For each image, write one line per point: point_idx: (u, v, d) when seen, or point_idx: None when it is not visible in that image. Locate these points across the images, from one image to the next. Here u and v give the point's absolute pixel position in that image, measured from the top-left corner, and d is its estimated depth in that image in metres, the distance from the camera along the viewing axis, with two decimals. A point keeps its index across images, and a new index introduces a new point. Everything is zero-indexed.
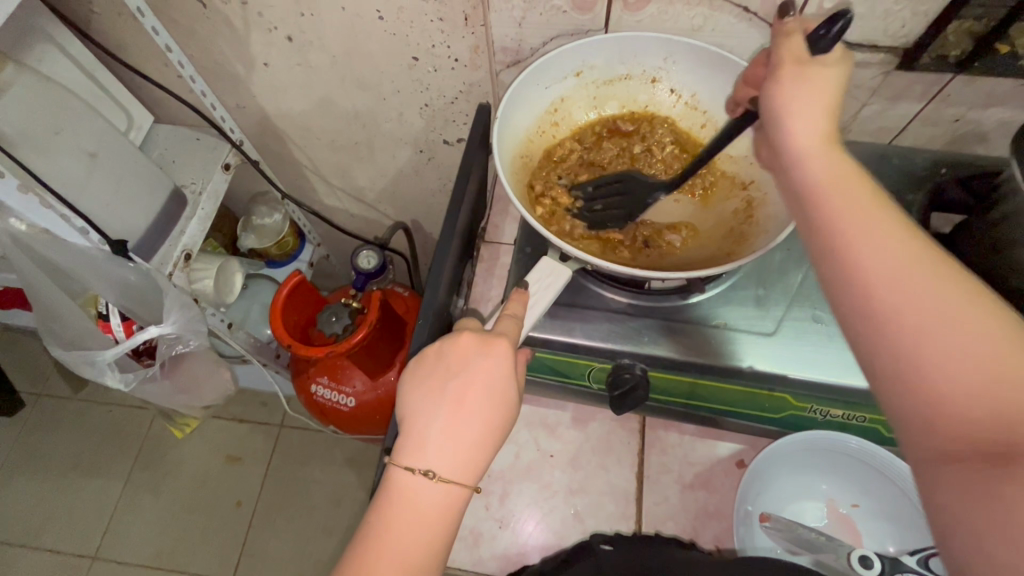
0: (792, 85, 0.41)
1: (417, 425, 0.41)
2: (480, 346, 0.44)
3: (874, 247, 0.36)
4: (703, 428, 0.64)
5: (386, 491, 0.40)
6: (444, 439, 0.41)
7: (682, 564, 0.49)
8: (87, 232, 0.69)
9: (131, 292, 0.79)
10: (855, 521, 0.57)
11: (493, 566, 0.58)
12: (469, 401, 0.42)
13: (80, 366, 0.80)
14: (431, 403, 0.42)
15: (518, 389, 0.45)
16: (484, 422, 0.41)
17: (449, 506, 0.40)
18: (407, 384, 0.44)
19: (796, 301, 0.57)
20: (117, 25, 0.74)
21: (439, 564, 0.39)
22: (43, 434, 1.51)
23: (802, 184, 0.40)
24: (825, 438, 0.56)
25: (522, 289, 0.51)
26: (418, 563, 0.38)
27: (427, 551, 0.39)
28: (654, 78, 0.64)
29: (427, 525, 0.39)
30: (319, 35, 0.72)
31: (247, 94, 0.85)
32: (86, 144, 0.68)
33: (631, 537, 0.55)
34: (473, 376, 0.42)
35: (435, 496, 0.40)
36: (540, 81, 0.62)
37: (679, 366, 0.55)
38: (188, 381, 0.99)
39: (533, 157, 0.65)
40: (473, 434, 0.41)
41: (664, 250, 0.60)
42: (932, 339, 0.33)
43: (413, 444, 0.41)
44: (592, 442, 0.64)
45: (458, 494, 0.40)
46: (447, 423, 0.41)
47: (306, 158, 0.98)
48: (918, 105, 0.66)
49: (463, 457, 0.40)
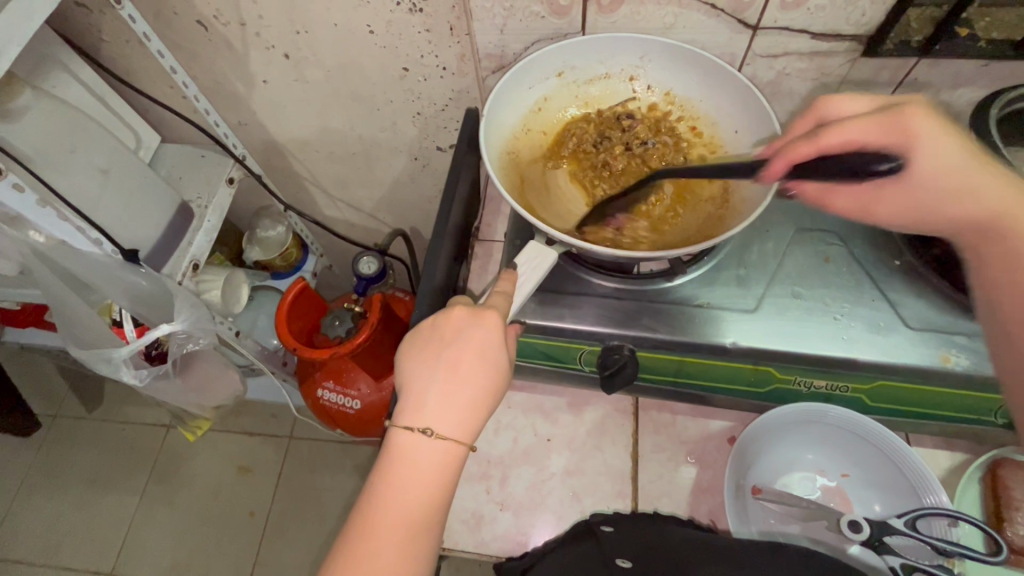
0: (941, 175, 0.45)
1: (415, 388, 0.44)
2: (472, 317, 0.46)
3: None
4: (695, 407, 0.66)
5: (387, 452, 0.42)
6: (440, 400, 0.43)
7: (680, 536, 0.50)
8: (100, 242, 0.73)
9: (142, 298, 0.81)
10: (846, 491, 0.59)
11: (494, 547, 0.59)
12: (463, 366, 0.44)
13: (95, 364, 0.81)
14: (427, 369, 0.44)
15: (511, 358, 0.48)
16: (477, 383, 0.44)
17: (447, 462, 0.42)
18: (405, 355, 0.46)
19: (775, 279, 0.59)
20: (126, 50, 0.79)
21: (438, 516, 0.41)
22: (59, 454, 1.55)
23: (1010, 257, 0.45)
24: (808, 409, 0.58)
25: (508, 272, 0.54)
26: (418, 515, 0.41)
27: (427, 504, 0.41)
28: (631, 76, 0.68)
29: (427, 481, 0.41)
30: (314, 53, 0.77)
31: (250, 111, 0.90)
32: (98, 161, 0.72)
33: (627, 516, 0.57)
34: (466, 342, 0.44)
35: (434, 454, 0.42)
36: (523, 82, 0.66)
37: (665, 346, 0.58)
38: (197, 386, 1.02)
39: (519, 153, 0.67)
40: (467, 395, 0.43)
41: (665, 231, 0.63)
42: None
43: (410, 407, 0.43)
44: (588, 424, 0.66)
45: (454, 451, 0.42)
46: (443, 387, 0.43)
47: (306, 171, 1.02)
48: (888, 90, 0.69)
49: (459, 416, 0.43)
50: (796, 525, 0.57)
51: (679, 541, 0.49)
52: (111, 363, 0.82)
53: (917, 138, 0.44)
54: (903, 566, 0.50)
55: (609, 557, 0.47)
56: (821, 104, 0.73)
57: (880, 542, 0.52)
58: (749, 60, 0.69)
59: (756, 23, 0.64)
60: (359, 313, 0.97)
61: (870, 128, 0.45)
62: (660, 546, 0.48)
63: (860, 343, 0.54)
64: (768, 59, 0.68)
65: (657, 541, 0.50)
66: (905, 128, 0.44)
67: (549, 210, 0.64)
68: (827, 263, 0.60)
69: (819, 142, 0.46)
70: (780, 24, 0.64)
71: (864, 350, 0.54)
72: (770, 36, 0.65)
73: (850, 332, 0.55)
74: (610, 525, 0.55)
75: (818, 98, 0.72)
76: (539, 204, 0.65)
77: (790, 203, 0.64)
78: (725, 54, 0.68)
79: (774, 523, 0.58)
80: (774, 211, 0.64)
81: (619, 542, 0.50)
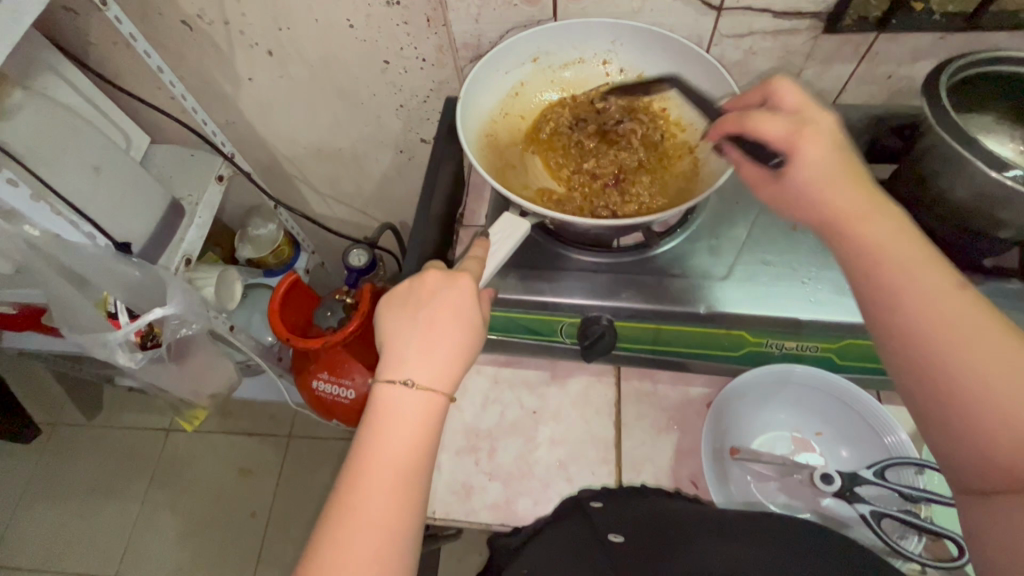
0: (817, 176, 0.45)
1: (395, 345, 0.46)
2: (447, 279, 0.49)
3: (925, 306, 0.40)
4: (676, 375, 0.68)
5: (372, 405, 0.44)
6: (418, 354, 0.45)
7: (671, 510, 0.51)
8: (94, 237, 0.75)
9: (137, 290, 0.82)
10: (815, 446, 0.61)
11: (484, 515, 0.61)
12: (439, 323, 0.46)
13: (94, 347, 0.84)
14: (407, 327, 0.47)
15: (486, 319, 0.50)
16: (454, 338, 0.46)
17: (428, 411, 0.44)
18: (383, 319, 0.49)
19: (745, 248, 0.62)
20: (113, 52, 0.81)
21: (425, 463, 0.43)
22: (60, 461, 1.56)
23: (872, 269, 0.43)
24: (778, 371, 0.61)
25: (483, 242, 0.56)
26: (404, 461, 0.42)
27: (414, 450, 0.43)
28: (604, 61, 0.70)
29: (411, 430, 0.43)
30: (297, 49, 0.79)
31: (237, 110, 0.92)
32: (89, 158, 0.74)
33: (616, 490, 0.57)
34: (441, 301, 0.47)
35: (416, 403, 0.44)
36: (500, 67, 0.68)
37: (642, 315, 0.60)
38: (191, 375, 1.04)
39: (498, 136, 0.69)
40: (445, 349, 0.46)
41: (638, 205, 0.65)
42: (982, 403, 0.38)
43: (392, 362, 0.45)
44: (572, 396, 0.68)
45: (435, 400, 0.44)
46: (421, 342, 0.46)
47: (294, 168, 1.04)
48: (851, 66, 0.72)
49: (438, 367, 0.45)
50: (774, 483, 0.60)
51: (673, 514, 0.50)
52: (108, 346, 0.84)
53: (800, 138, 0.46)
54: (872, 513, 0.53)
55: (602, 534, 0.48)
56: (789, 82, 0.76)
57: (850, 492, 0.55)
58: (715, 41, 0.71)
59: (720, 4, 0.66)
60: (351, 303, 0.99)
61: (771, 120, 0.47)
62: (651, 521, 0.49)
63: (828, 304, 0.56)
64: (735, 39, 0.71)
65: (651, 515, 0.50)
66: (795, 129, 0.46)
67: (526, 188, 0.67)
68: (795, 230, 0.62)
69: (740, 121, 0.48)
70: (744, 4, 0.66)
71: (831, 311, 0.56)
72: (734, 16, 0.68)
73: (818, 294, 0.57)
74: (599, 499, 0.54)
75: (785, 76, 0.75)
76: (516, 182, 0.67)
77: None
78: (693, 35, 0.71)
79: (752, 482, 0.60)
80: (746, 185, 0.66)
81: (613, 518, 0.50)
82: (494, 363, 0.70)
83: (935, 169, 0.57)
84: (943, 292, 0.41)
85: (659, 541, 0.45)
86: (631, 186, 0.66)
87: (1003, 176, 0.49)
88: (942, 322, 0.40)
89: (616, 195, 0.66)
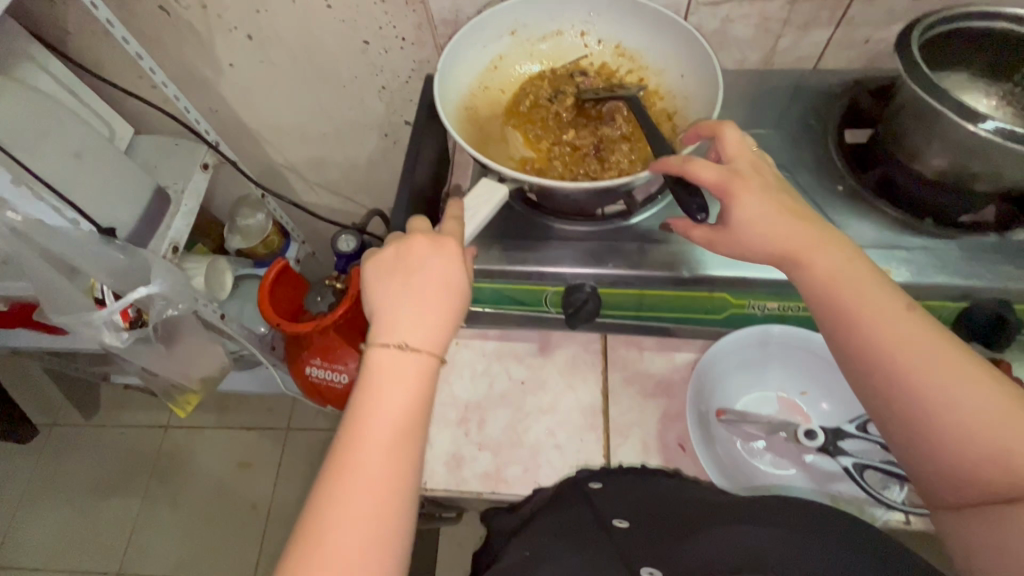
0: (758, 220, 0.49)
1: (387, 311, 0.46)
2: (434, 246, 0.49)
3: (879, 333, 0.44)
4: (662, 342, 0.69)
5: (366, 369, 0.44)
6: (412, 318, 0.45)
7: (676, 490, 0.52)
8: (78, 223, 0.76)
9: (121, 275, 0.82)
10: (801, 405, 0.62)
11: (475, 484, 0.62)
12: (429, 290, 0.47)
13: (78, 326, 0.85)
14: (397, 294, 0.47)
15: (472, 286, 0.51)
16: (444, 304, 0.47)
17: (422, 373, 0.44)
18: (372, 289, 0.49)
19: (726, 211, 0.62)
20: (92, 40, 0.81)
21: (422, 422, 0.43)
22: (60, 460, 1.56)
23: (828, 304, 0.47)
24: (763, 332, 0.62)
25: (460, 207, 0.55)
26: (403, 421, 0.42)
27: (411, 409, 0.42)
28: (582, 32, 0.71)
29: (407, 391, 0.43)
30: (276, 32, 0.79)
31: (219, 97, 0.92)
32: (70, 146, 0.74)
33: (616, 470, 0.57)
34: (430, 268, 0.48)
35: (410, 364, 0.43)
36: (478, 39, 0.68)
37: (625, 281, 0.60)
38: (183, 359, 1.06)
39: (478, 109, 0.69)
40: (436, 313, 0.46)
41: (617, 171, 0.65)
42: (967, 449, 0.40)
43: (384, 327, 0.45)
44: (560, 366, 0.69)
45: (429, 362, 0.44)
46: (413, 307, 0.46)
47: (280, 156, 1.04)
48: (828, 31, 0.72)
49: (431, 331, 0.45)
50: (760, 442, 0.60)
51: (675, 495, 0.50)
52: (93, 325, 0.85)
53: (737, 188, 0.49)
54: (855, 466, 0.55)
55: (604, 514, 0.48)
56: (767, 50, 0.76)
57: (833, 447, 0.57)
58: (692, 10, 0.72)
59: None
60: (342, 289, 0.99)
61: (705, 167, 0.50)
62: (656, 503, 0.49)
63: None
64: (711, 7, 0.71)
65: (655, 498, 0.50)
66: (728, 179, 0.50)
67: (505, 160, 0.67)
68: None
69: (674, 168, 0.52)
70: None
71: None
72: None
73: None
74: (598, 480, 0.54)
75: (763, 44, 0.75)
76: (495, 155, 0.67)
77: None
78: (670, 5, 0.71)
79: (739, 442, 0.60)
80: None
81: (613, 495, 0.51)
82: (482, 336, 0.71)
83: (910, 126, 0.57)
84: (892, 319, 0.44)
85: (664, 520, 0.46)
86: (610, 154, 0.66)
87: (980, 128, 0.49)
88: (897, 345, 0.43)
89: (595, 164, 0.66)
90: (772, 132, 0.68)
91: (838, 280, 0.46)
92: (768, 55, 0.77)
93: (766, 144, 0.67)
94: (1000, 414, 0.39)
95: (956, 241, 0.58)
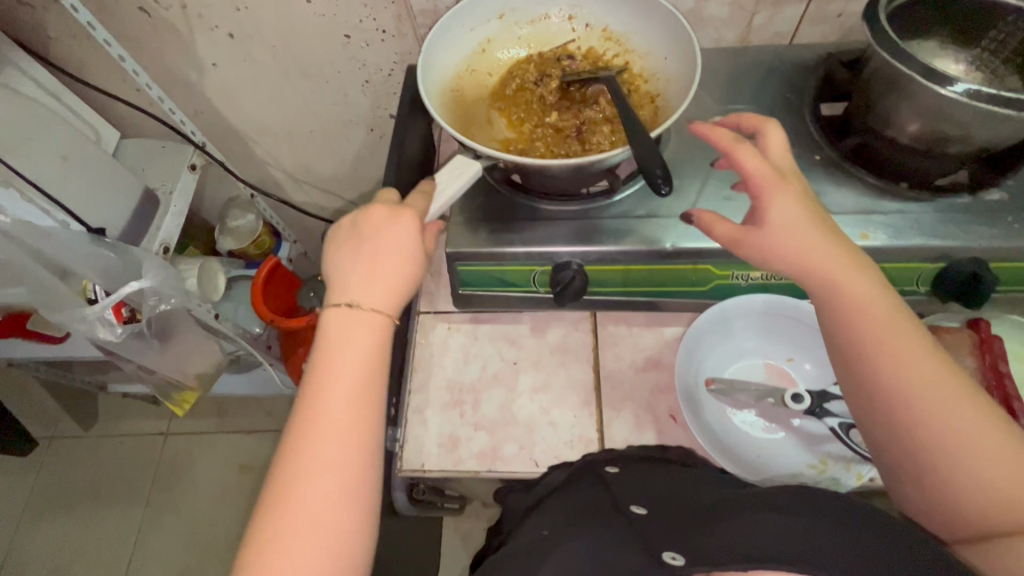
0: (784, 227, 0.50)
1: (341, 273, 0.48)
2: (391, 213, 0.50)
3: (892, 358, 0.45)
4: (651, 317, 0.70)
5: (320, 329, 0.45)
6: (364, 278, 0.47)
7: (697, 481, 0.52)
8: (68, 224, 0.77)
9: (112, 274, 0.83)
10: (790, 372, 0.63)
11: (472, 464, 0.63)
12: (383, 252, 0.48)
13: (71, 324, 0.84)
14: (351, 257, 0.49)
15: (431, 250, 0.52)
16: (398, 264, 0.48)
17: (375, 331, 0.45)
18: (328, 254, 0.50)
19: (708, 185, 0.63)
20: (74, 45, 0.81)
21: (377, 378, 0.44)
22: (60, 472, 1.56)
23: (842, 325, 0.48)
24: (747, 302, 0.63)
25: (430, 182, 0.57)
26: (356, 376, 0.43)
27: (365, 365, 0.44)
28: (569, 16, 0.72)
29: (360, 348, 0.44)
30: (257, 29, 0.80)
31: (204, 98, 0.92)
32: (59, 148, 0.74)
33: (629, 456, 0.58)
34: (383, 231, 0.49)
35: (362, 323, 0.45)
36: (466, 22, 0.70)
37: (611, 257, 0.61)
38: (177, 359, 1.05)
39: (464, 92, 0.70)
40: (389, 275, 0.48)
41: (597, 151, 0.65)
42: (969, 491, 0.42)
43: (339, 288, 0.47)
44: (552, 345, 0.70)
45: (381, 320, 0.46)
46: (365, 268, 0.48)
47: (268, 155, 1.04)
48: (802, 6, 0.74)
49: (383, 290, 0.47)
50: (751, 410, 0.61)
51: (694, 487, 0.51)
52: (85, 322, 0.84)
53: (772, 195, 0.50)
54: (841, 425, 0.58)
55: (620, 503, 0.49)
56: (743, 28, 0.77)
57: (820, 408, 0.60)
58: None
59: None
60: None
61: (751, 158, 0.51)
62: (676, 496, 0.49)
63: None
64: None
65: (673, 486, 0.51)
66: (773, 180, 0.51)
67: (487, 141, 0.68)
68: None
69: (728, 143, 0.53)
70: None
71: None
72: None
73: None
74: (615, 464, 0.57)
75: (739, 22, 0.76)
76: (478, 136, 0.68)
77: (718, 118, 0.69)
78: None
79: (730, 411, 0.61)
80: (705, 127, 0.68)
81: (628, 481, 0.52)
82: (474, 320, 0.72)
83: (881, 93, 0.58)
84: (904, 345, 0.45)
85: (682, 510, 0.47)
86: (592, 135, 0.67)
87: (948, 91, 0.50)
88: (908, 370, 0.44)
89: (576, 144, 0.67)
90: (750, 107, 0.69)
91: (855, 301, 0.47)
92: (744, 33, 0.78)
93: None
94: (997, 453, 0.42)
95: (932, 204, 0.59)
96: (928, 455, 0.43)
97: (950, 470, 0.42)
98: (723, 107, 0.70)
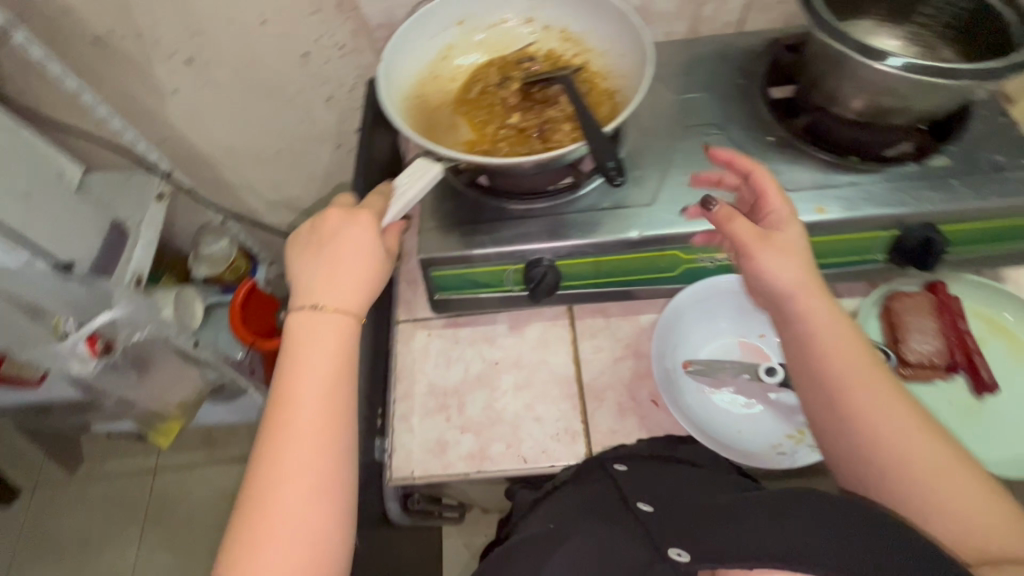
0: (773, 252, 0.53)
1: (304, 279, 0.51)
2: (347, 216, 0.53)
3: (860, 386, 0.49)
4: (626, 306, 0.71)
5: (287, 333, 0.48)
6: (327, 281, 0.50)
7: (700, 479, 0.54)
8: (32, 262, 0.73)
9: (83, 307, 0.83)
10: (763, 348, 0.65)
11: (461, 466, 0.63)
12: (344, 256, 0.51)
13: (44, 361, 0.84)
14: (313, 263, 0.51)
15: (391, 250, 0.55)
16: (359, 266, 0.51)
17: (341, 332, 0.48)
18: (292, 263, 0.53)
19: (668, 173, 0.65)
20: (30, 80, 0.80)
21: (346, 376, 0.47)
22: (47, 520, 1.52)
23: (815, 353, 0.51)
24: (716, 284, 0.66)
25: (388, 186, 0.58)
26: (327, 376, 0.46)
27: (334, 365, 0.46)
28: (527, 20, 0.74)
29: (328, 349, 0.47)
30: (216, 52, 0.80)
31: (167, 125, 0.91)
32: (21, 185, 0.73)
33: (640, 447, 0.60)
34: (342, 235, 0.52)
35: (328, 323, 0.48)
36: (426, 30, 0.71)
37: (580, 250, 0.63)
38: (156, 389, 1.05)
39: (427, 97, 0.71)
40: (352, 278, 0.50)
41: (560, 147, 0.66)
42: (937, 515, 0.45)
43: (304, 294, 0.50)
44: (531, 342, 0.70)
45: (346, 320, 0.48)
46: (327, 272, 0.50)
47: (237, 178, 1.04)
48: None
49: (347, 291, 0.50)
50: (728, 387, 0.63)
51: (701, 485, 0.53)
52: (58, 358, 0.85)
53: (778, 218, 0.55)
54: None
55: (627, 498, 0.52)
56: (691, 20, 0.80)
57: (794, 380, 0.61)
58: None
59: None
60: None
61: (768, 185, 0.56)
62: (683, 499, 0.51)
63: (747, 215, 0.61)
64: None
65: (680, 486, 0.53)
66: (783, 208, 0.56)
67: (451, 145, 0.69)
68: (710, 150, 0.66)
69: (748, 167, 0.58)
70: None
71: None
72: None
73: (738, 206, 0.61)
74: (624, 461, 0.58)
75: (687, 14, 0.79)
76: (442, 141, 0.69)
77: (673, 107, 0.71)
78: None
79: (708, 390, 0.63)
80: (662, 117, 0.70)
81: (635, 480, 0.54)
82: (453, 324, 0.72)
83: (825, 72, 0.61)
84: (871, 375, 0.49)
85: (689, 507, 0.49)
86: (554, 132, 0.68)
87: (884, 65, 0.52)
88: (874, 398, 0.48)
89: (539, 142, 0.68)
90: (703, 95, 0.71)
91: (824, 331, 0.51)
92: (692, 24, 0.80)
93: (699, 107, 0.70)
94: (959, 476, 0.46)
95: (881, 174, 0.62)
96: (924, 517, 0.45)
97: (949, 531, 0.44)
98: (678, 97, 0.72)
